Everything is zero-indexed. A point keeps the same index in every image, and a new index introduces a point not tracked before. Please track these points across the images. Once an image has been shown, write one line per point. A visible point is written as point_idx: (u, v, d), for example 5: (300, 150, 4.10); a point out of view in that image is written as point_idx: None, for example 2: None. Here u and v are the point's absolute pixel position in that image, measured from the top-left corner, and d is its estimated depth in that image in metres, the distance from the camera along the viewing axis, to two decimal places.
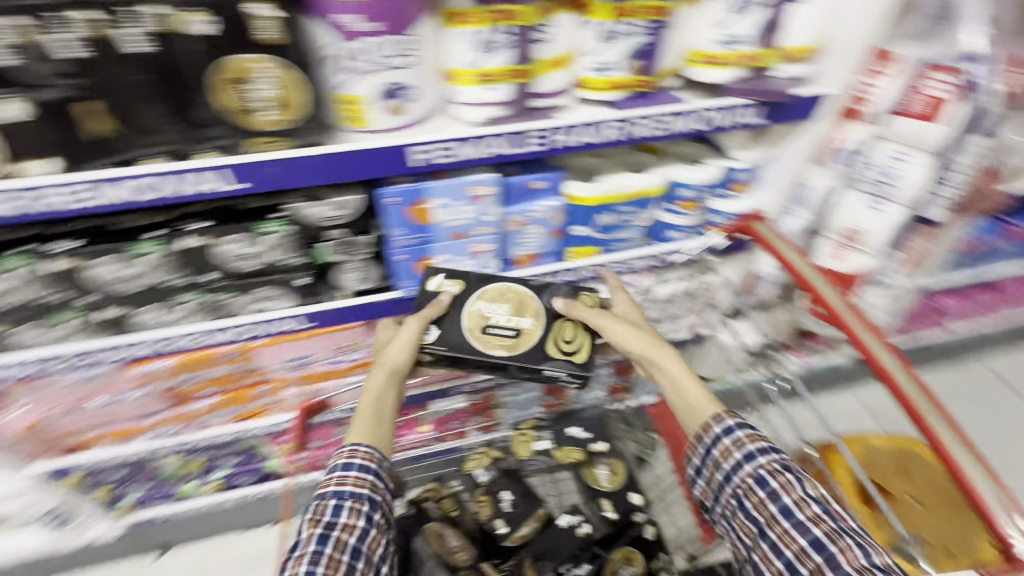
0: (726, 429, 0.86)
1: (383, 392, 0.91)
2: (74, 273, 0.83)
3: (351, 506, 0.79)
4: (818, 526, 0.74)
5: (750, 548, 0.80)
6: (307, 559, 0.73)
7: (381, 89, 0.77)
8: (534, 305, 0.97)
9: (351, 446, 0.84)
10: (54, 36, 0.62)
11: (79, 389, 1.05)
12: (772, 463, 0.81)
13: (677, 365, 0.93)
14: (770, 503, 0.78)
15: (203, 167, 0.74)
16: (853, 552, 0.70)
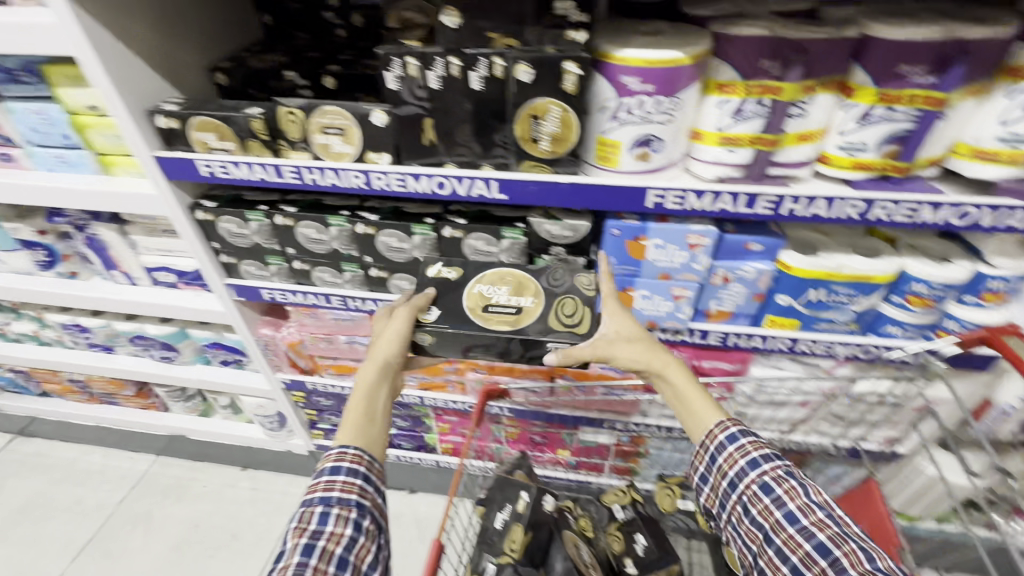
0: (731, 438, 0.97)
1: (374, 391, 0.97)
2: (369, 238, 1.12)
3: (336, 513, 0.84)
4: (823, 531, 0.84)
5: (760, 550, 0.91)
6: (293, 567, 0.77)
7: (637, 138, 0.90)
8: (535, 286, 1.01)
9: (340, 449, 0.90)
10: (430, 71, 0.86)
11: (333, 325, 1.35)
12: (774, 468, 0.93)
13: (683, 384, 0.99)
14: (776, 510, 0.90)
15: (484, 176, 0.96)
16: (856, 557, 0.80)
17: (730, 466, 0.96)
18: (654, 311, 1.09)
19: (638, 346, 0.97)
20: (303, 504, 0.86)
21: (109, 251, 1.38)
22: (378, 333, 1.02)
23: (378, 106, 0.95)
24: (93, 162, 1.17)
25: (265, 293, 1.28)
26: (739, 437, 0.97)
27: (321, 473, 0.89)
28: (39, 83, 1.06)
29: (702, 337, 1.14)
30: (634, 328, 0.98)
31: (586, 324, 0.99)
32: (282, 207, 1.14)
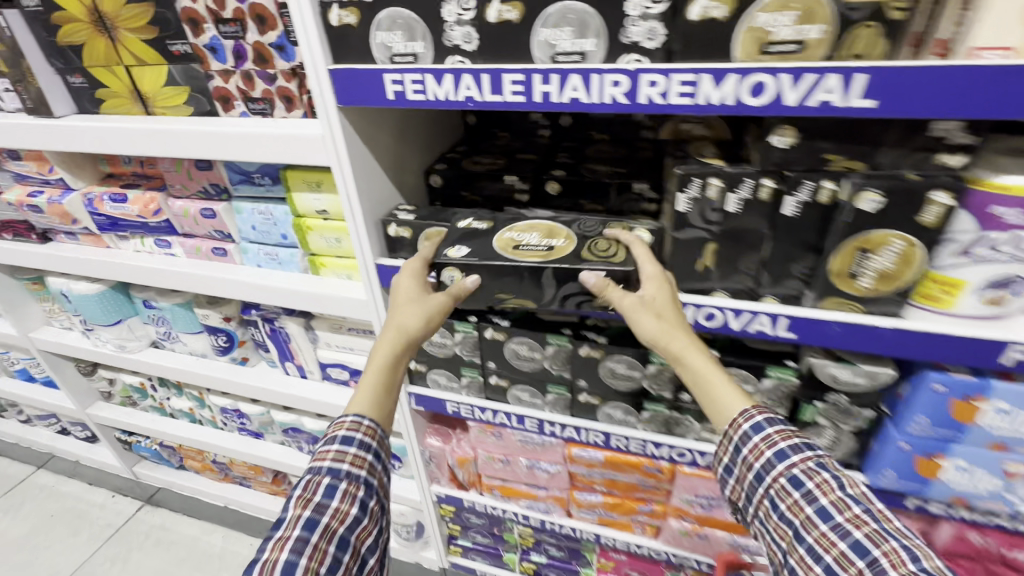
0: (757, 429, 0.78)
1: (393, 366, 0.88)
2: (593, 361, 0.97)
3: (344, 489, 0.77)
4: (860, 529, 0.66)
5: (787, 556, 0.71)
6: (292, 545, 0.70)
7: (994, 279, 0.69)
8: (567, 231, 0.89)
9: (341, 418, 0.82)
10: (734, 194, 0.73)
11: (515, 447, 1.18)
12: (805, 461, 0.74)
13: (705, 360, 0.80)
14: (806, 505, 0.71)
15: (772, 312, 0.79)
16: (900, 558, 0.61)
17: (756, 461, 0.77)
18: (970, 486, 0.84)
19: (662, 318, 0.78)
20: (303, 475, 0.78)
21: (289, 343, 1.33)
22: (397, 295, 0.90)
23: (640, 224, 0.86)
24: (303, 260, 1.14)
25: (451, 407, 1.16)
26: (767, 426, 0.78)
27: (325, 441, 0.82)
28: (273, 185, 1.06)
29: None
30: (665, 300, 0.78)
31: (623, 257, 0.83)
32: (493, 317, 1.02)
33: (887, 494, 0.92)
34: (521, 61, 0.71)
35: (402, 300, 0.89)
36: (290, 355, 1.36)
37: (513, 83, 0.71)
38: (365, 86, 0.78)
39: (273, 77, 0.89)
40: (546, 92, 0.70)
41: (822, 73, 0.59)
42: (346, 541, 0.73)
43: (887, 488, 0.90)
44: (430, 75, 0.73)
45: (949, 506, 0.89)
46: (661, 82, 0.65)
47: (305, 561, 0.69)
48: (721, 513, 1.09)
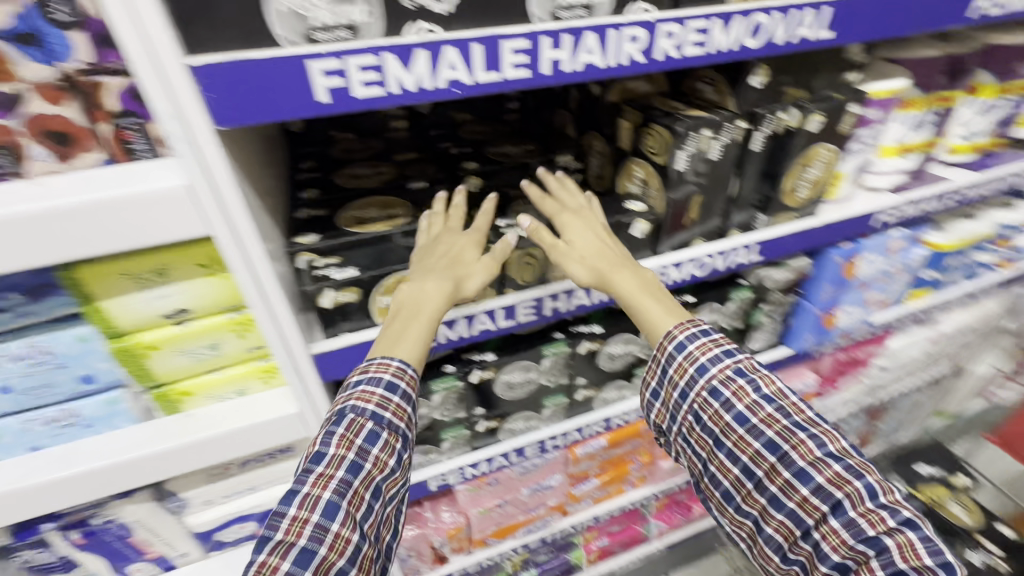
0: (679, 347, 0.75)
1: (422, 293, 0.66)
2: (590, 355, 0.90)
3: (385, 437, 0.62)
4: (773, 428, 0.69)
5: (713, 469, 0.74)
6: (332, 485, 0.57)
7: (857, 167, 0.92)
8: (401, 201, 0.80)
9: (387, 359, 0.64)
10: (718, 140, 0.73)
11: (512, 481, 1.04)
12: (726, 370, 0.74)
13: (643, 281, 0.75)
14: (725, 414, 0.72)
15: (744, 243, 0.85)
16: (808, 448, 0.67)
17: (680, 376, 0.76)
18: (850, 320, 1.12)
19: (585, 263, 0.72)
20: (344, 406, 0.62)
21: (131, 539, 0.81)
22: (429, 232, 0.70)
23: (633, 215, 0.78)
24: (138, 402, 0.68)
25: (435, 483, 0.90)
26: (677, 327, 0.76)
27: (361, 379, 0.64)
28: (32, 305, 0.57)
29: (869, 331, 1.22)
30: (587, 244, 0.72)
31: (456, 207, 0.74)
32: (472, 357, 0.84)
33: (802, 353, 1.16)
34: (515, 23, 0.53)
35: (442, 235, 0.70)
36: (134, 554, 0.83)
37: (515, 52, 0.53)
38: (273, 84, 0.46)
39: (15, 101, 0.45)
40: (558, 59, 0.54)
41: (804, 8, 0.62)
42: (382, 485, 0.60)
43: (805, 349, 1.13)
44: (392, 55, 0.48)
45: (836, 342, 1.17)
46: (677, 32, 0.58)
47: (346, 506, 0.56)
48: None
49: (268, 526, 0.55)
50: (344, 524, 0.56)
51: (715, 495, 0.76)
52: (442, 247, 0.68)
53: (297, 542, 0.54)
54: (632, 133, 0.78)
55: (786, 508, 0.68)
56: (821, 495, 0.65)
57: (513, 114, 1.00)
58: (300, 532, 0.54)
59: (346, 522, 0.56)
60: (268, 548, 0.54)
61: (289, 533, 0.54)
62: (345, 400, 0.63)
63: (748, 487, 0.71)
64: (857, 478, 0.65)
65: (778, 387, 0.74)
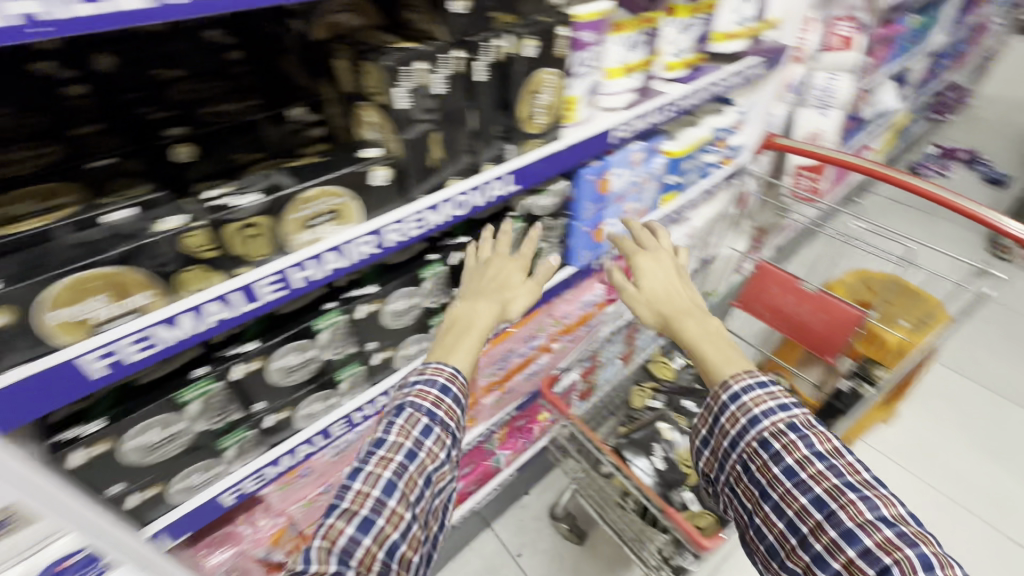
0: (731, 395, 0.91)
1: (474, 311, 0.91)
2: (372, 318, 0.87)
3: (438, 434, 0.80)
4: (822, 484, 0.79)
5: (763, 516, 0.86)
6: (391, 467, 0.75)
7: (586, 88, 0.99)
8: (78, 187, 0.65)
9: (439, 367, 0.84)
10: (438, 74, 0.71)
11: (328, 467, 0.98)
12: (777, 423, 0.87)
13: (709, 330, 1.00)
14: (772, 466, 0.84)
15: (494, 175, 0.87)
16: (856, 509, 0.75)
17: (719, 413, 0.93)
18: (616, 231, 1.26)
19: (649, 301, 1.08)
20: (407, 399, 0.82)
21: None
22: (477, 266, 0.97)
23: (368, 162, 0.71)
24: None
25: (231, 496, 0.82)
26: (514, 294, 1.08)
27: (419, 381, 0.84)
28: None
29: (636, 238, 1.40)
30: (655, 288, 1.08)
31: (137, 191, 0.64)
32: (228, 352, 0.75)
33: (585, 267, 1.29)
34: None
35: (495, 259, 0.97)
36: None
37: None
38: None
39: None
40: None
41: None
42: (432, 478, 0.79)
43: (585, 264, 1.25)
44: None
45: (611, 253, 1.32)
46: None
47: (400, 486, 0.74)
48: (516, 360, 1.25)
49: (336, 497, 0.73)
50: (398, 502, 0.73)
51: (761, 547, 0.87)
52: (493, 273, 0.95)
53: (359, 513, 0.71)
54: (352, 73, 0.71)
55: (833, 567, 0.75)
56: (867, 557, 0.72)
57: (240, 67, 0.83)
58: (370, 494, 0.72)
59: (402, 503, 0.73)
60: (336, 514, 0.71)
61: (354, 505, 0.71)
62: (405, 398, 0.82)
63: (792, 539, 0.81)
64: (902, 545, 0.70)
65: (835, 444, 0.84)
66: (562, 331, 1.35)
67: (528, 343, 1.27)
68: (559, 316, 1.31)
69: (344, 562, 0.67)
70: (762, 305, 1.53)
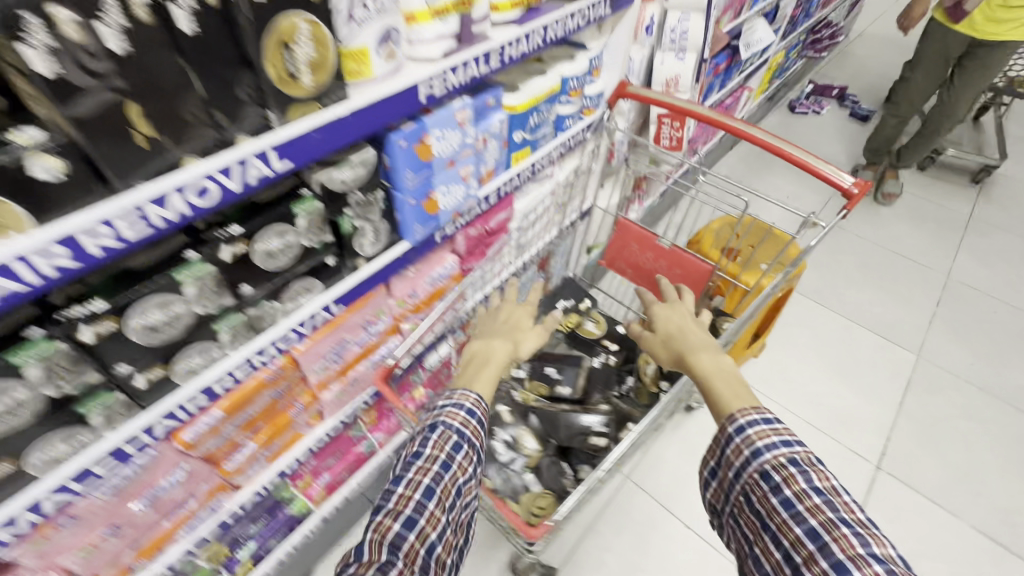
0: (738, 429, 1.01)
1: (493, 349, 1.26)
2: (110, 337, 0.70)
3: (466, 451, 1.06)
4: (816, 518, 0.86)
5: (759, 543, 0.93)
6: (427, 475, 1.00)
7: (380, 36, 0.82)
8: None
9: (452, 413, 1.06)
10: (102, 22, 0.53)
11: (105, 509, 0.83)
12: (779, 457, 0.95)
13: (724, 368, 1.14)
14: (771, 496, 0.92)
15: (245, 153, 0.70)
16: (849, 544, 0.82)
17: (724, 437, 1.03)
18: (454, 199, 1.14)
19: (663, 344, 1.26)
20: (440, 418, 1.08)
21: None
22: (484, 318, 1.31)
23: (22, 146, 0.54)
24: None
25: None
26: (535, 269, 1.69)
27: (446, 405, 1.11)
28: None
29: (485, 202, 1.29)
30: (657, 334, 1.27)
31: None
32: None
33: (423, 241, 1.16)
34: None
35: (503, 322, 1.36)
36: None
37: None
38: None
39: None
40: None
41: None
42: (461, 488, 1.03)
43: (421, 239, 1.13)
44: None
45: (454, 222, 1.20)
46: None
47: (436, 493, 0.99)
48: (353, 350, 1.13)
49: (384, 500, 0.97)
50: (436, 505, 0.98)
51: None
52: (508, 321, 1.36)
53: (403, 515, 0.95)
54: None
55: None
56: None
57: None
58: (404, 508, 0.96)
59: (439, 506, 0.98)
60: (382, 512, 0.96)
61: (397, 504, 0.96)
62: (439, 417, 1.09)
63: (778, 560, 0.89)
64: None
65: (838, 488, 0.91)
66: (410, 311, 1.24)
67: (368, 330, 1.15)
68: (402, 296, 1.19)
69: (393, 552, 0.90)
70: (622, 262, 1.51)
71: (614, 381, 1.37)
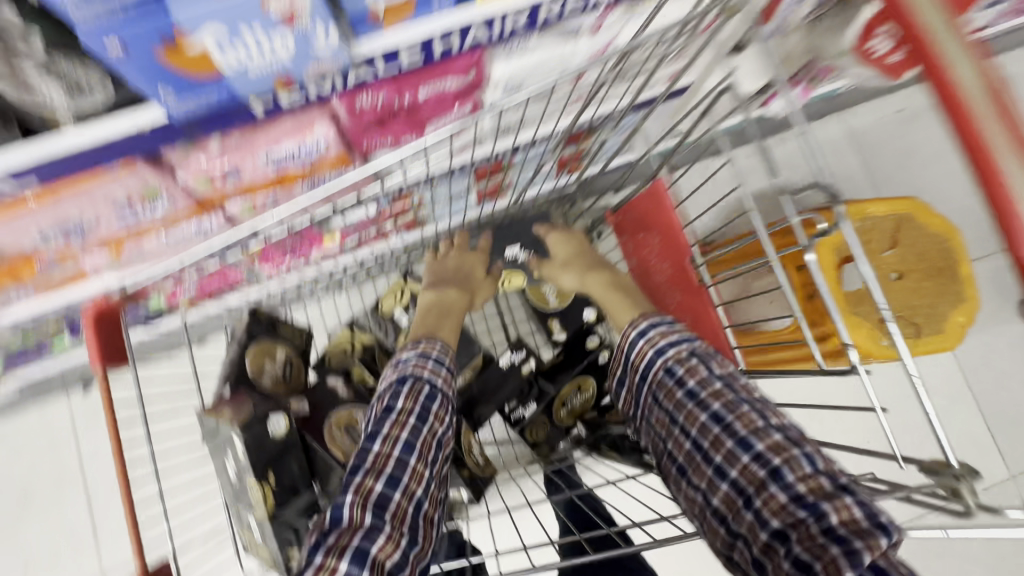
0: (640, 334, 0.82)
1: (454, 300, 0.90)
2: None
3: (441, 398, 0.75)
4: (719, 401, 0.70)
5: (667, 440, 0.75)
6: (406, 428, 0.68)
7: None
8: None
9: (420, 362, 0.76)
10: None
11: None
12: (681, 351, 0.77)
13: (614, 279, 0.92)
14: (678, 392, 0.75)
15: None
16: (750, 419, 0.67)
17: (625, 343, 0.85)
18: (268, 58, 0.54)
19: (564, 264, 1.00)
20: (406, 371, 0.75)
21: None
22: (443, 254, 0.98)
23: None
24: None
25: None
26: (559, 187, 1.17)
27: (412, 356, 0.78)
28: None
29: (389, 62, 0.64)
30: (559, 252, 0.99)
31: None
32: None
33: (223, 112, 0.62)
34: None
35: (450, 262, 0.97)
36: None
37: None
38: None
39: None
40: None
41: None
42: (442, 439, 0.73)
43: (202, 110, 0.59)
44: None
45: (292, 89, 0.61)
46: None
47: (419, 446, 0.68)
48: (114, 228, 0.74)
49: (357, 460, 0.66)
50: (418, 459, 0.67)
51: (672, 472, 0.74)
52: (455, 264, 0.97)
53: (385, 471, 0.65)
54: None
55: (727, 479, 0.66)
56: (760, 462, 0.63)
57: None
58: (385, 465, 0.65)
59: (423, 460, 0.68)
60: (361, 473, 0.64)
61: (377, 462, 0.65)
62: (404, 369, 0.76)
63: (694, 458, 0.70)
64: (795, 448, 0.62)
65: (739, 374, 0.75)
66: (229, 193, 0.77)
67: (134, 210, 0.72)
68: (202, 175, 0.71)
69: (379, 516, 0.61)
70: (629, 235, 0.93)
71: (512, 397, 0.96)
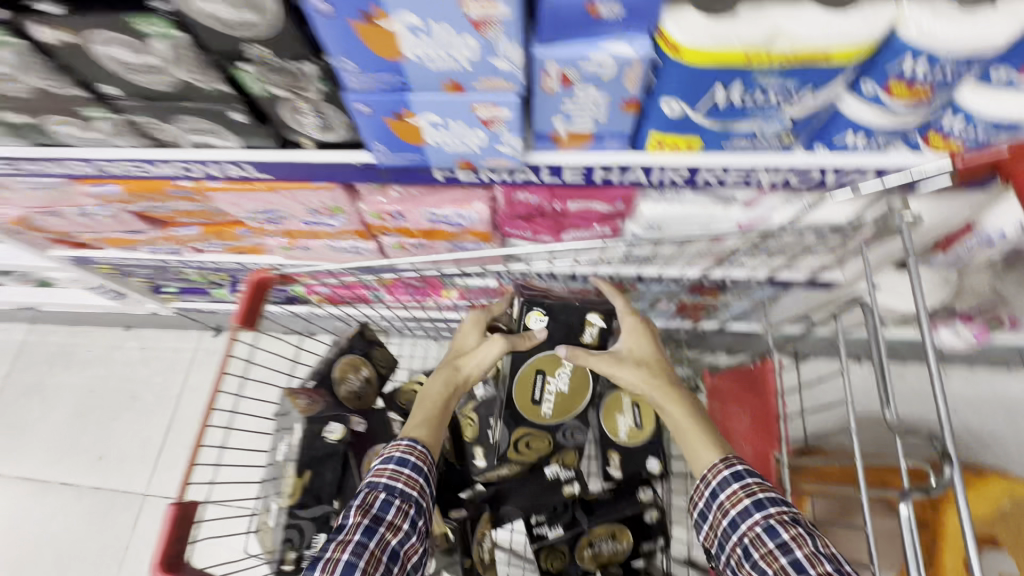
0: (736, 475, 0.68)
1: (440, 384, 0.80)
2: None
3: (398, 505, 0.67)
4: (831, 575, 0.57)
5: None
6: (350, 547, 0.62)
7: None
8: None
9: (378, 470, 0.69)
10: None
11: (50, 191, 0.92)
12: (783, 512, 0.64)
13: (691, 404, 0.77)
14: (778, 554, 0.61)
15: None
16: None
17: (703, 491, 0.71)
18: (462, 141, 0.66)
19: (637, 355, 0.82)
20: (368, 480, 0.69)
21: None
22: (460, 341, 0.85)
23: None
24: None
25: None
26: (678, 329, 1.10)
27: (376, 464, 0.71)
28: None
29: (554, 175, 0.74)
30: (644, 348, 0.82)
31: None
32: None
33: (405, 171, 0.75)
34: None
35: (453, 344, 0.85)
36: None
37: None
38: None
39: None
40: None
41: None
42: (397, 551, 0.65)
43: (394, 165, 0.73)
44: None
45: (467, 170, 0.74)
46: None
47: (362, 566, 0.61)
48: (296, 222, 0.91)
49: None
50: None
51: None
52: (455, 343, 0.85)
53: None
54: None
55: None
56: None
57: None
58: None
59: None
60: None
61: None
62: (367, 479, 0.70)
63: None
64: None
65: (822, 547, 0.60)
66: (388, 229, 0.91)
67: (317, 217, 0.89)
68: (376, 209, 0.85)
69: None
70: None
71: (544, 507, 0.92)
